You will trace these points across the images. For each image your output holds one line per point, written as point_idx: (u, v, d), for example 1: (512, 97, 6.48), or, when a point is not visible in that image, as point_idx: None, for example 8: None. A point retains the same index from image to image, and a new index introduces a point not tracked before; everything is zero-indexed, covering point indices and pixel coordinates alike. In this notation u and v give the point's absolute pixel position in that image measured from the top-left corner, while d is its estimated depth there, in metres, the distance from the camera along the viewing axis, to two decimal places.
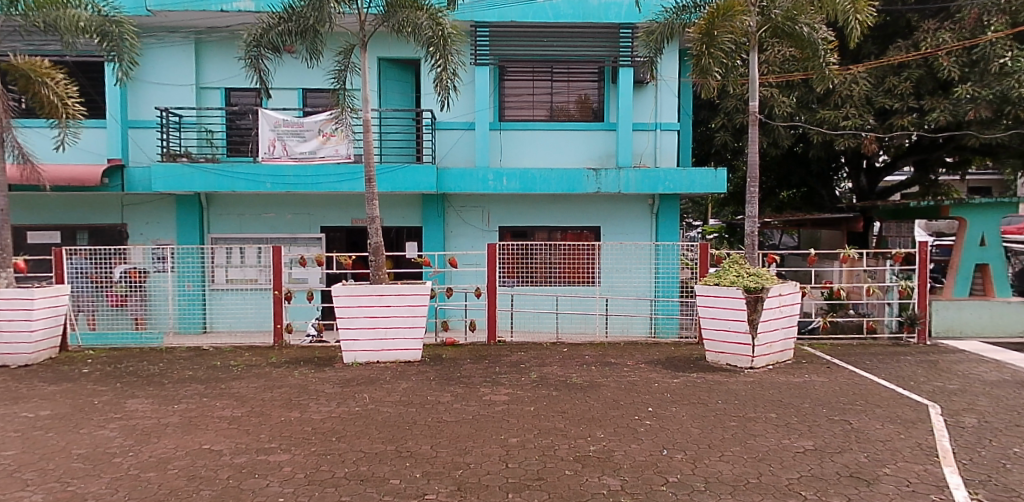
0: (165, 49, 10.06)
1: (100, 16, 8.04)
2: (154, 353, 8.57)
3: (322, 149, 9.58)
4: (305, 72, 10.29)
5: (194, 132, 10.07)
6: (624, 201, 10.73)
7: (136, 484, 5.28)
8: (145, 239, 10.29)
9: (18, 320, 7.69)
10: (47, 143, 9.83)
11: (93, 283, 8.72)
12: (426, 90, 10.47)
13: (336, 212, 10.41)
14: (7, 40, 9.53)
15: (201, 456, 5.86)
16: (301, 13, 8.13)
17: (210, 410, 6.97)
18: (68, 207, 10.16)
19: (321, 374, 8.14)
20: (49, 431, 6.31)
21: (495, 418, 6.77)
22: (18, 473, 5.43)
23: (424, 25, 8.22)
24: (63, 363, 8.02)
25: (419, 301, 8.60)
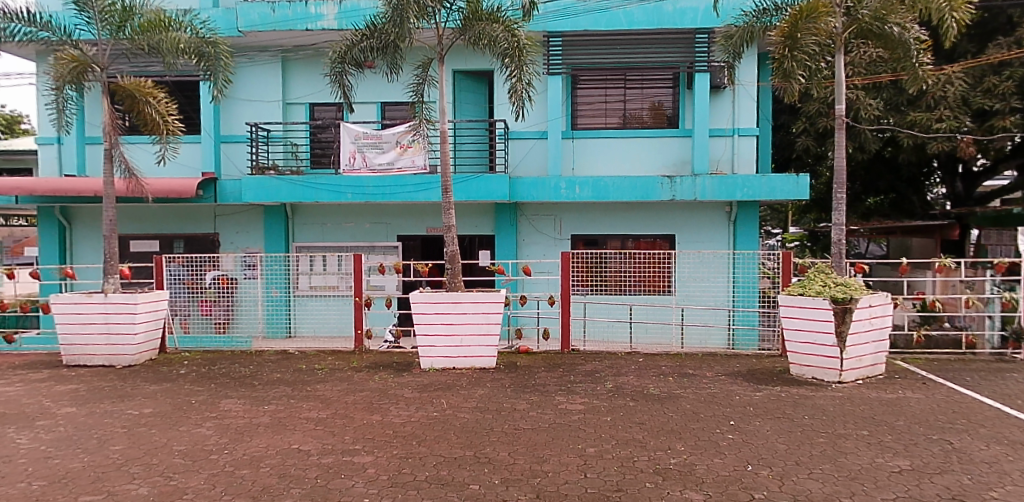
0: (255, 68, 10.61)
1: (197, 38, 8.52)
2: (244, 356, 8.98)
3: (399, 161, 9.88)
4: (385, 86, 10.63)
5: (280, 146, 10.54)
6: (700, 208, 10.54)
7: (231, 480, 5.55)
8: (235, 247, 10.85)
9: (124, 323, 8.23)
10: (148, 158, 10.52)
11: (188, 289, 9.29)
12: (500, 100, 10.62)
13: (413, 221, 10.66)
14: (116, 62, 10.24)
15: (291, 455, 6.10)
16: (383, 29, 8.42)
17: (297, 411, 7.26)
18: (166, 218, 10.81)
19: (400, 379, 8.35)
20: (152, 427, 6.73)
21: (572, 427, 6.75)
22: (126, 466, 5.81)
23: (500, 37, 8.35)
24: (162, 363, 8.53)
25: (494, 309, 8.65)
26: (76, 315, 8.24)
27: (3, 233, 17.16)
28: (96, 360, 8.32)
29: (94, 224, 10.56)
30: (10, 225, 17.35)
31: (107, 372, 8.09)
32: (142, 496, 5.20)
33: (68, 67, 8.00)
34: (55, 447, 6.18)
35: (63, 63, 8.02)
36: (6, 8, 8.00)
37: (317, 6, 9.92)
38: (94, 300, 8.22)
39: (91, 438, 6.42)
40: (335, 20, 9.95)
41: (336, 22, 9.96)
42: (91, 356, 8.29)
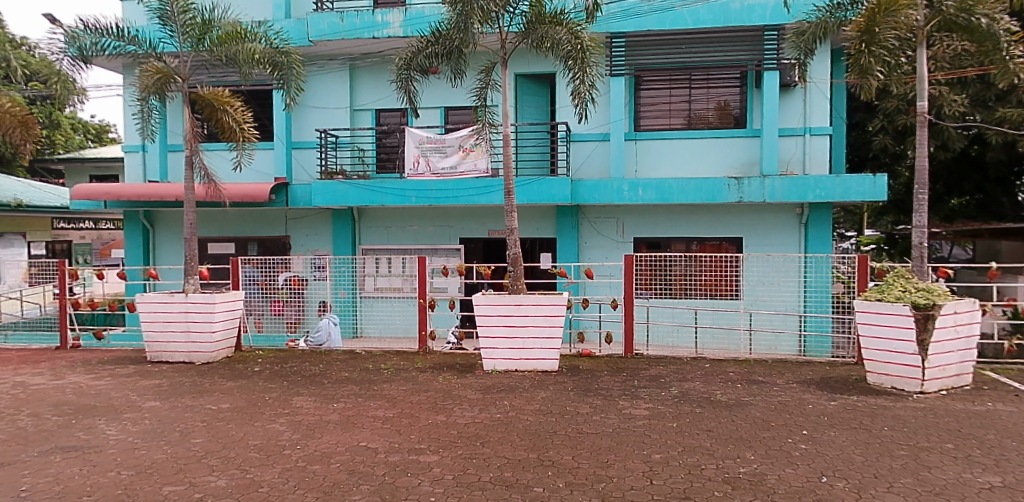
0: (325, 76, 10.96)
1: (271, 48, 8.85)
2: (314, 355, 9.26)
3: (462, 165, 9.99)
4: (449, 91, 10.78)
5: (348, 151, 10.84)
6: (768, 210, 10.25)
7: (304, 475, 5.73)
8: (305, 250, 11.23)
9: (203, 322, 8.63)
10: (225, 164, 11.01)
11: (261, 289, 9.55)
12: (562, 103, 10.61)
13: (475, 224, 10.77)
14: (196, 74, 10.76)
15: (359, 452, 6.25)
16: (447, 35, 8.55)
17: (365, 410, 7.44)
18: (241, 221, 11.29)
19: (463, 380, 8.44)
20: (229, 422, 7.03)
21: (637, 432, 6.66)
22: (206, 459, 6.09)
23: (563, 39, 8.33)
24: (237, 361, 8.90)
25: (556, 312, 8.63)
26: (159, 314, 8.68)
27: (93, 235, 18.29)
28: (177, 357, 8.74)
29: (176, 228, 11.12)
30: (100, 227, 18.48)
31: (187, 368, 8.49)
32: (221, 488, 5.44)
33: (152, 78, 8.39)
34: (141, 438, 6.54)
35: (148, 75, 8.41)
36: (98, 24, 8.50)
37: (383, 14, 10.14)
38: (175, 299, 8.64)
39: (173, 431, 6.75)
40: (400, 27, 10.12)
41: (402, 29, 10.13)
42: (173, 353, 8.72)
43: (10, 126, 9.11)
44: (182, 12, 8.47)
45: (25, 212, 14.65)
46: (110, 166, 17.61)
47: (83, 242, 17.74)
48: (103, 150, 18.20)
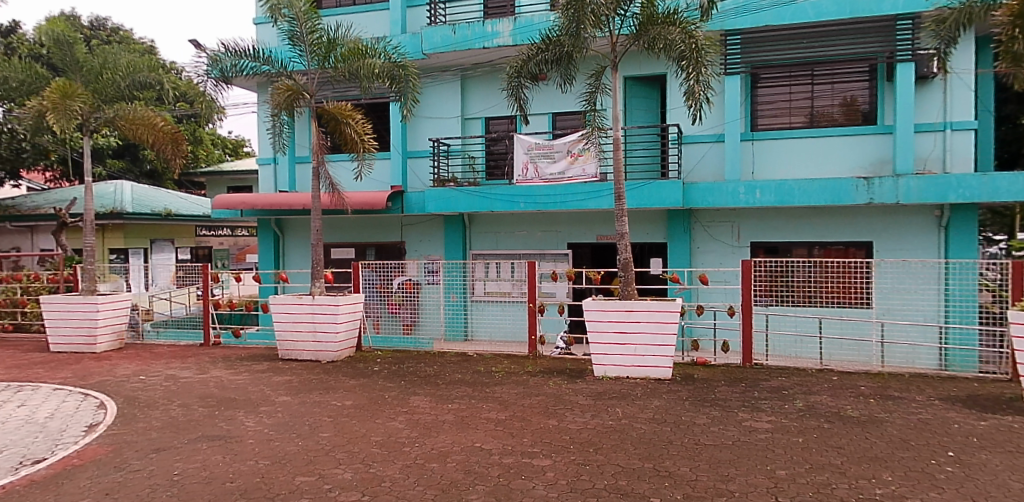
0: (437, 87, 11.34)
1: (390, 62, 9.28)
2: (429, 356, 9.57)
3: (571, 170, 10.01)
4: (558, 97, 10.86)
5: (460, 159, 11.21)
6: (902, 212, 9.53)
7: (423, 472, 5.93)
8: (419, 255, 11.66)
9: (328, 323, 9.15)
10: (347, 174, 11.65)
11: (379, 292, 9.97)
12: (674, 104, 10.40)
13: (584, 229, 10.74)
14: (322, 90, 11.46)
15: (475, 453, 6.39)
16: (558, 41, 8.59)
17: (478, 411, 7.59)
18: (360, 228, 11.88)
19: (574, 386, 8.42)
20: (353, 418, 7.40)
21: (758, 446, 6.36)
22: (333, 452, 6.44)
23: (677, 39, 8.17)
24: (359, 360, 9.35)
25: (669, 319, 8.40)
26: (289, 315, 9.28)
27: (230, 242, 19.74)
28: (305, 355, 9.32)
29: (303, 235, 11.88)
30: (235, 234, 19.99)
31: (314, 365, 9.04)
32: (348, 480, 5.72)
33: (283, 96, 8.96)
34: (276, 431, 7.02)
35: (279, 92, 9.00)
36: (237, 47, 9.20)
37: (493, 24, 10.35)
38: (304, 300, 9.21)
39: (303, 425, 7.20)
40: (510, 36, 10.29)
41: (511, 38, 10.29)
42: (301, 351, 9.31)
43: (163, 142, 10.11)
44: (311, 32, 9.05)
45: (172, 220, 16.37)
46: (243, 177, 19.05)
47: (222, 248, 19.18)
48: (237, 163, 19.72)
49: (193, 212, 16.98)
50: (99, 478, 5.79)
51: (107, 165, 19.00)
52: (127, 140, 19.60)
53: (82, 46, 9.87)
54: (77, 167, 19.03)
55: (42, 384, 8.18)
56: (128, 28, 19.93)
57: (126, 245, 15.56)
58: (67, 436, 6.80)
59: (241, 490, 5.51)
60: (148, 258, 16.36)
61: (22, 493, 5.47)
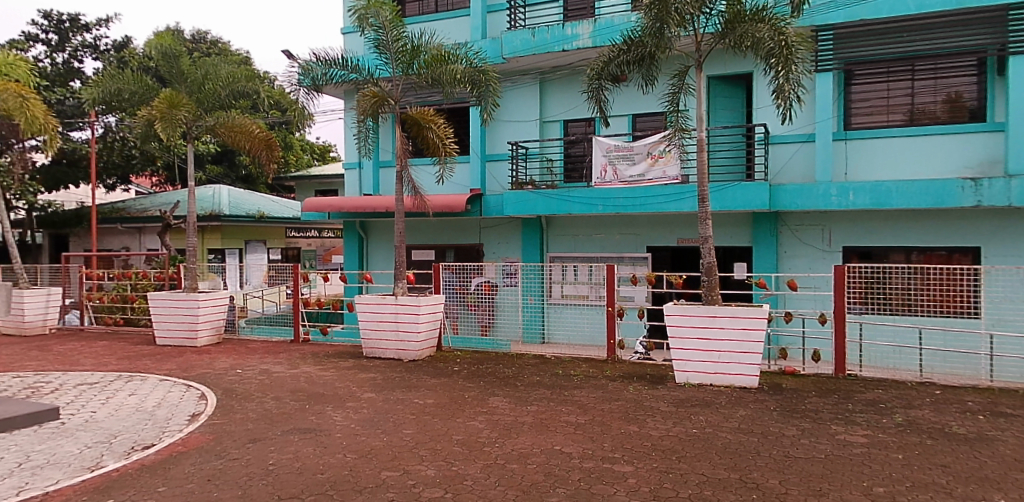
0: (517, 90, 11.47)
1: (472, 67, 9.42)
2: (507, 358, 9.66)
3: (650, 172, 9.86)
4: (639, 98, 10.75)
5: (538, 162, 11.23)
6: (1016, 216, 8.86)
7: (504, 472, 5.96)
8: (497, 258, 11.78)
9: (410, 323, 9.38)
10: (429, 178, 11.93)
11: (458, 293, 10.19)
12: (761, 104, 10.13)
13: (664, 232, 10.57)
14: (405, 96, 11.80)
15: (555, 455, 6.37)
16: (641, 42, 8.48)
17: (557, 414, 7.58)
18: (440, 231, 12.15)
19: (655, 392, 8.28)
20: (435, 416, 7.55)
21: (853, 461, 6.04)
22: (417, 449, 6.58)
23: (766, 37, 7.91)
24: (439, 360, 9.54)
25: (755, 325, 8.13)
26: (373, 314, 9.58)
27: (318, 243, 20.54)
28: (388, 353, 9.59)
29: (386, 237, 12.23)
30: (322, 236, 20.78)
31: (397, 364, 9.28)
32: (431, 477, 5.83)
33: (369, 102, 9.26)
34: (362, 426, 7.25)
35: (366, 99, 9.30)
36: (328, 57, 9.58)
37: (574, 26, 10.34)
38: (387, 300, 9.50)
39: (388, 421, 7.41)
40: (590, 38, 10.24)
41: (591, 40, 10.24)
42: (385, 350, 9.59)
43: (258, 148, 10.71)
44: (396, 40, 9.30)
45: (265, 222, 17.22)
46: (330, 181, 19.92)
47: (310, 249, 20.02)
48: (325, 167, 20.59)
49: (284, 215, 17.82)
50: (202, 464, 6.14)
51: (206, 171, 20.27)
52: (226, 146, 20.84)
53: (186, 58, 10.45)
54: (181, 172, 20.39)
55: (150, 374, 8.77)
56: (226, 41, 21.21)
57: (223, 245, 16.53)
58: (173, 424, 7.25)
59: (330, 482, 5.70)
60: (243, 258, 17.32)
61: (135, 475, 5.86)
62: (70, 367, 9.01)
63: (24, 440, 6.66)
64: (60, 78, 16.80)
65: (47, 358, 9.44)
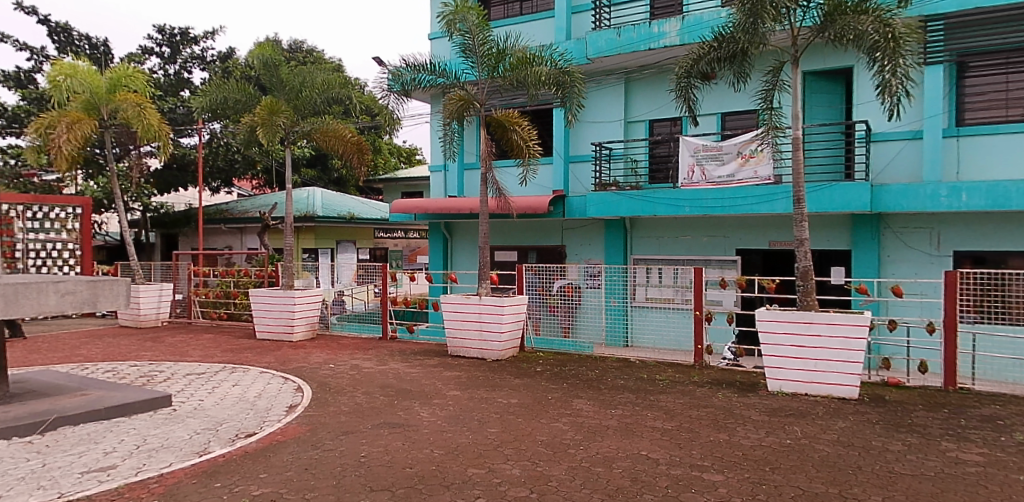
0: (602, 91, 11.44)
1: (556, 69, 9.40)
2: (591, 360, 9.61)
3: (740, 172, 9.69)
4: (729, 96, 10.53)
5: (622, 162, 11.16)
6: None
7: (589, 475, 5.88)
8: (579, 259, 11.76)
9: (493, 323, 9.48)
10: (513, 180, 12.05)
11: (540, 294, 10.19)
12: (862, 100, 9.70)
13: (754, 235, 10.33)
14: (491, 99, 11.99)
15: (641, 460, 6.24)
16: (732, 38, 8.23)
17: (643, 419, 7.45)
18: (523, 231, 12.25)
19: (746, 400, 8.00)
20: (519, 416, 7.58)
21: (967, 481, 5.59)
22: (501, 448, 6.63)
23: (869, 29, 7.49)
24: (522, 360, 9.61)
25: (856, 333, 7.71)
26: (458, 313, 9.75)
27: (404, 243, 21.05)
28: (472, 353, 9.74)
29: (470, 238, 12.43)
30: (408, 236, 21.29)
31: (481, 363, 9.40)
32: (516, 477, 5.85)
33: (455, 105, 9.42)
34: (448, 423, 7.37)
35: (452, 102, 9.46)
36: (416, 62, 9.85)
37: (660, 24, 10.19)
38: (472, 300, 9.65)
39: (473, 419, 7.50)
40: (677, 36, 10.04)
41: (679, 37, 10.04)
42: (469, 349, 9.74)
43: (350, 151, 11.19)
44: (482, 44, 9.43)
45: (355, 223, 17.95)
46: (417, 183, 20.51)
47: (396, 249, 20.59)
48: (411, 170, 21.17)
49: (373, 216, 18.46)
50: (299, 454, 6.43)
51: (302, 174, 21.28)
52: (320, 150, 21.82)
53: (285, 67, 10.97)
54: (279, 176, 21.50)
55: (251, 367, 9.26)
56: (320, 49, 22.20)
57: (316, 245, 17.29)
58: (272, 414, 7.63)
59: (419, 476, 5.83)
60: (334, 258, 18.08)
61: (238, 461, 6.19)
62: (180, 358, 9.66)
63: (141, 424, 7.18)
64: (172, 88, 18.07)
65: (160, 349, 10.16)
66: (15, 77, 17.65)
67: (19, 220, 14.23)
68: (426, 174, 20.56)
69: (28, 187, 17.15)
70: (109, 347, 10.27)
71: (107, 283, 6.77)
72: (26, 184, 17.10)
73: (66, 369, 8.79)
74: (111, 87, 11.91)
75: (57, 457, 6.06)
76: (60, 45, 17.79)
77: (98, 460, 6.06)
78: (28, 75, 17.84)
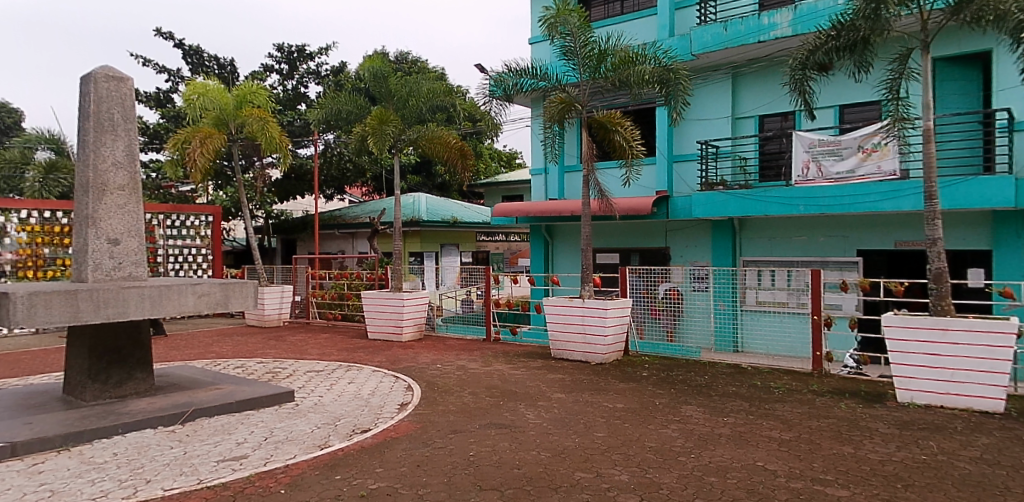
0: (709, 87, 11.17)
1: (661, 67, 9.25)
2: (699, 366, 9.34)
3: (862, 167, 9.26)
4: (849, 87, 10.10)
5: (730, 161, 10.87)
6: None
7: (702, 485, 5.67)
8: (685, 261, 11.63)
9: (597, 327, 9.42)
10: (616, 181, 11.95)
11: (645, 298, 10.01)
12: (1002, 86, 8.94)
13: (878, 235, 9.75)
14: (592, 100, 11.98)
15: (757, 472, 5.94)
16: (852, 26, 7.72)
17: (758, 428, 7.11)
18: (626, 233, 12.20)
19: (872, 411, 7.47)
20: (626, 421, 7.46)
21: None
22: (609, 452, 6.55)
23: (1012, 8, 6.79)
24: (627, 364, 9.47)
25: (1000, 342, 7.01)
26: (561, 316, 9.75)
27: (505, 246, 21.32)
28: (576, 356, 9.71)
29: (571, 240, 12.43)
30: (510, 240, 21.54)
31: (585, 366, 9.35)
32: (625, 482, 5.75)
33: (556, 108, 9.43)
34: (554, 425, 7.38)
35: (553, 105, 9.48)
36: (518, 67, 9.97)
37: (770, 15, 9.84)
38: (575, 303, 9.59)
39: (579, 422, 7.46)
40: (790, 26, 9.66)
41: (791, 28, 9.66)
42: (573, 352, 9.72)
43: (454, 157, 11.51)
44: (583, 46, 9.36)
45: (458, 227, 18.42)
46: (517, 187, 20.75)
47: (498, 252, 20.90)
48: (511, 174, 21.45)
49: (475, 220, 18.88)
50: (411, 451, 6.64)
51: (408, 180, 22.12)
52: (425, 157, 22.57)
53: (393, 78, 11.41)
54: (387, 182, 22.46)
55: (365, 365, 9.69)
56: (425, 60, 22.99)
57: (422, 249, 17.86)
58: (385, 412, 7.94)
59: (527, 478, 5.86)
60: (439, 261, 18.63)
61: (355, 456, 6.47)
62: (301, 356, 10.26)
63: (268, 417, 7.68)
64: (289, 102, 19.31)
65: (282, 347, 10.85)
66: (156, 98, 19.46)
67: (160, 228, 15.67)
68: (526, 177, 20.77)
69: (166, 198, 18.88)
70: (237, 345, 11.09)
71: (238, 286, 7.27)
72: (165, 195, 18.84)
73: (202, 365, 9.56)
74: (238, 104, 12.88)
75: (196, 446, 6.57)
76: (193, 66, 19.45)
77: (231, 450, 6.53)
78: (167, 95, 19.60)
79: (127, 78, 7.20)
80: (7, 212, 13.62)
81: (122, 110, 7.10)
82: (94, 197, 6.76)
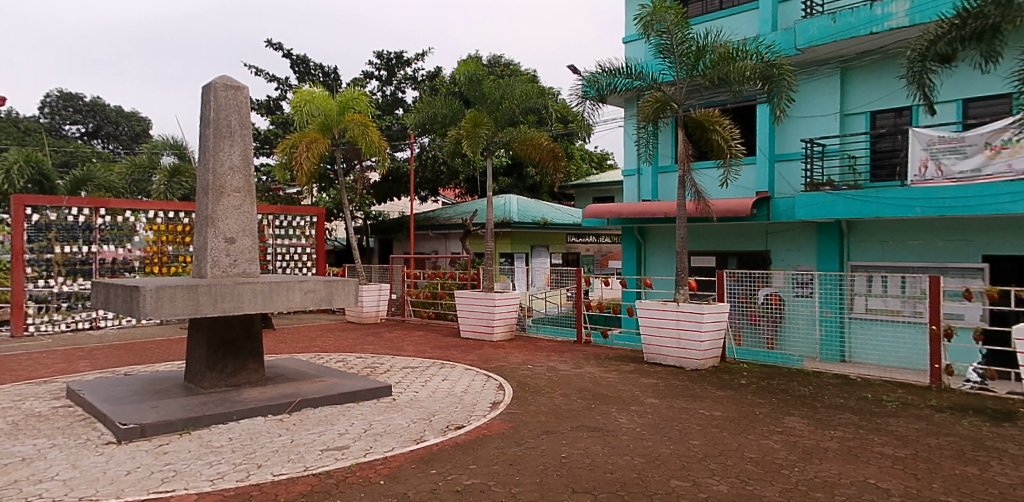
0: (815, 82, 10.69)
1: (763, 63, 8.90)
2: (803, 375, 8.91)
3: (989, 166, 8.61)
4: (974, 79, 9.41)
5: (838, 160, 10.39)
6: None
7: (807, 499, 5.41)
8: (786, 265, 11.18)
9: (692, 331, 9.19)
10: (713, 182, 11.63)
11: (743, 303, 9.70)
12: None
13: (1007, 238, 9.03)
14: (689, 99, 11.76)
15: (868, 489, 5.60)
16: (981, 12, 7.17)
17: (869, 443, 6.68)
18: (723, 235, 11.88)
19: (1001, 431, 6.84)
20: (724, 430, 7.21)
21: None
22: (706, 461, 6.35)
23: None
24: (724, 371, 9.16)
25: None
26: (654, 319, 9.58)
27: (595, 248, 21.16)
28: (669, 361, 9.51)
29: (664, 242, 12.20)
30: (600, 241, 21.35)
31: (680, 372, 9.14)
32: (724, 493, 5.56)
33: (651, 107, 9.21)
34: (648, 431, 7.24)
35: (647, 105, 9.27)
36: (612, 66, 9.91)
37: (884, 5, 9.25)
38: (668, 307, 9.40)
39: (673, 429, 7.28)
40: (906, 16, 9.09)
41: (908, 18, 9.08)
42: (666, 356, 9.52)
43: (546, 158, 11.58)
44: (680, 43, 9.16)
45: (548, 228, 18.49)
46: (608, 188, 20.58)
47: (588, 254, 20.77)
48: (602, 174, 21.27)
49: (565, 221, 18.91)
50: (504, 449, 6.72)
51: (500, 182, 22.44)
52: (516, 159, 22.82)
53: (487, 81, 11.59)
54: (478, 184, 22.89)
55: (457, 363, 9.89)
56: (517, 63, 23.28)
57: (512, 250, 18.09)
58: (478, 410, 8.07)
59: (620, 483, 5.79)
60: (528, 262, 18.78)
61: (450, 452, 6.61)
62: (398, 353, 10.62)
63: (367, 410, 8.00)
64: (388, 107, 20.09)
65: (380, 343, 11.27)
66: (266, 105, 20.75)
67: (269, 228, 16.66)
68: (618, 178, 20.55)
69: (274, 199, 20.11)
70: (339, 340, 11.63)
71: (341, 284, 7.64)
72: (273, 196, 20.06)
73: (307, 358, 10.09)
74: (341, 109, 13.52)
75: (302, 435, 6.94)
76: (300, 75, 20.57)
77: (334, 440, 6.85)
78: (276, 103, 20.85)
79: (244, 87, 7.70)
80: (137, 213, 14.89)
81: (239, 116, 7.60)
82: (213, 198, 7.29)
